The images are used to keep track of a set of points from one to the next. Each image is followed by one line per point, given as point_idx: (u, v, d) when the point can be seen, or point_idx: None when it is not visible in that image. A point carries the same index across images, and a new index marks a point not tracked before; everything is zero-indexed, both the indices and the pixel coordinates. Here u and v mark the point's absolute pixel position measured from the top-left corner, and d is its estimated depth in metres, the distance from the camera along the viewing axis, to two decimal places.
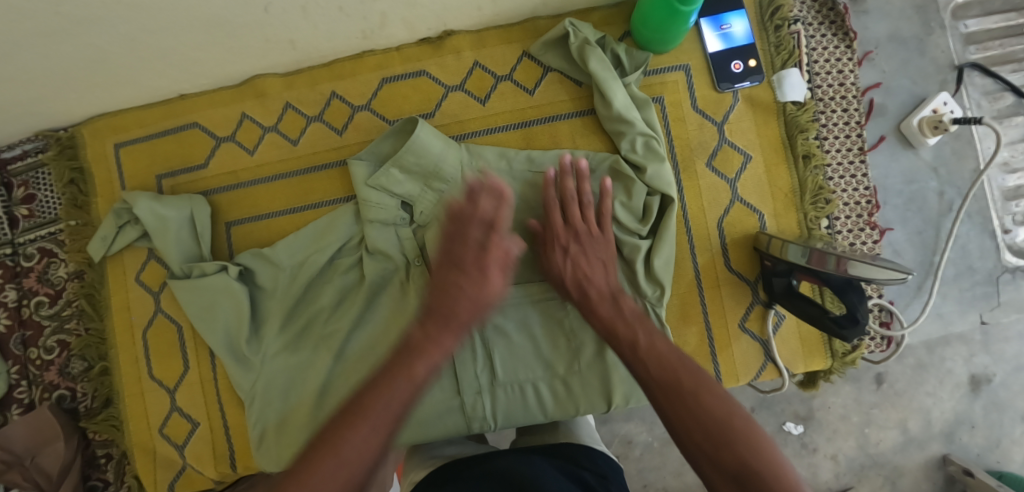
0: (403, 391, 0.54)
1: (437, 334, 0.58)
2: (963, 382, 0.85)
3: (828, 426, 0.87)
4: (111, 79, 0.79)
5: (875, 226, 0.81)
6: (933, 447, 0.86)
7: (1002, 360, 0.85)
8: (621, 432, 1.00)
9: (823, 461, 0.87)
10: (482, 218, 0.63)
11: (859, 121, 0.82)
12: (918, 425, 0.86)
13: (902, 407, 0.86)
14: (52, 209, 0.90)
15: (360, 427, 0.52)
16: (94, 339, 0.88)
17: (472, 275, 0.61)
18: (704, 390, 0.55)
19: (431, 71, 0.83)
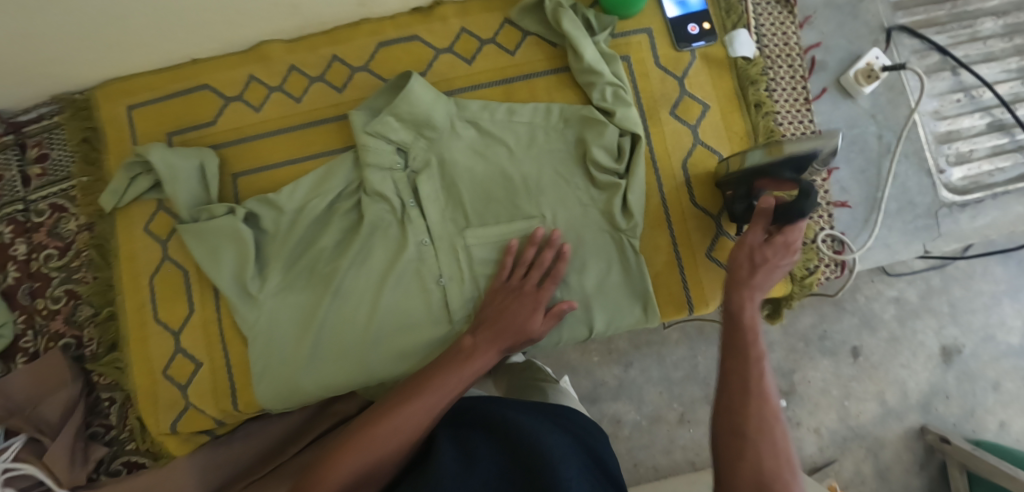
0: (452, 386, 0.71)
1: (483, 346, 0.76)
2: (936, 354, 1.11)
3: (808, 399, 1.10)
4: (129, 41, 0.87)
5: (822, 166, 0.91)
6: (911, 418, 1.10)
7: (970, 333, 1.11)
8: (609, 411, 1.09)
9: (808, 434, 1.10)
10: (540, 263, 0.82)
11: (803, 75, 0.93)
12: (896, 397, 1.10)
13: (879, 379, 1.11)
14: (64, 166, 0.96)
15: (404, 411, 0.68)
16: (101, 286, 0.93)
17: (526, 308, 0.79)
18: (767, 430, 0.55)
19: (422, 36, 0.93)
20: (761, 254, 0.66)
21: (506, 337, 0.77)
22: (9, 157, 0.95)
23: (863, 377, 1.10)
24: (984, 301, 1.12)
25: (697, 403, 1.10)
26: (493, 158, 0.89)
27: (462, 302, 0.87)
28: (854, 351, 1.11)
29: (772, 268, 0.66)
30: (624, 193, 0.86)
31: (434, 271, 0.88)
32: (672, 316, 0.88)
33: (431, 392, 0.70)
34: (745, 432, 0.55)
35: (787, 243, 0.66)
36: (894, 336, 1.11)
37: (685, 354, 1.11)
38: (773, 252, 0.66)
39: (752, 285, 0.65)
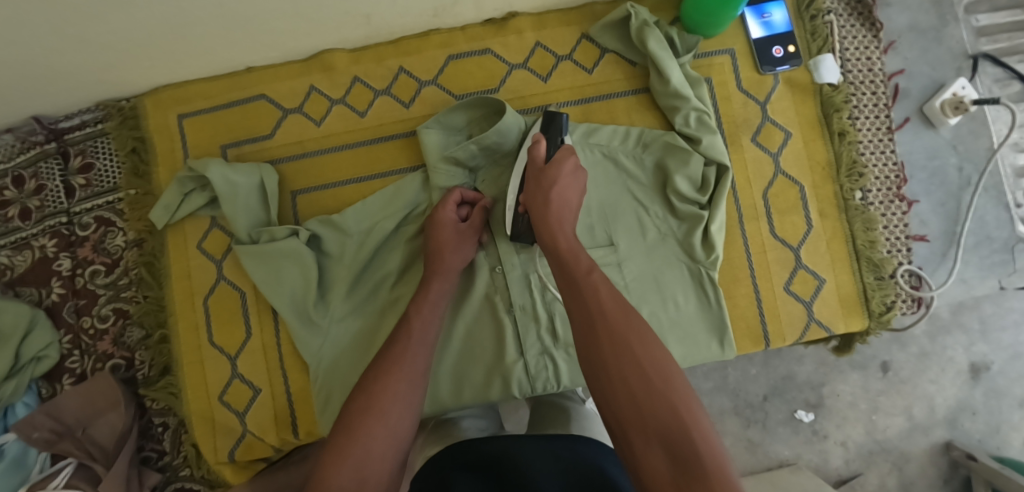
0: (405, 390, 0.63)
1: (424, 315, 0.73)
2: (963, 369, 0.98)
3: (836, 412, 1.00)
4: (190, 47, 0.81)
5: (903, 198, 0.89)
6: (936, 432, 0.98)
7: (999, 349, 0.97)
8: None
9: (834, 447, 0.99)
10: (447, 219, 0.79)
11: (887, 103, 0.90)
12: (922, 411, 0.99)
13: (906, 394, 0.99)
14: (110, 178, 0.91)
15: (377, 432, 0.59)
16: (153, 306, 0.88)
17: (453, 241, 0.79)
18: (624, 342, 0.54)
19: (495, 50, 0.88)
20: (547, 182, 0.70)
21: (423, 329, 0.71)
22: (51, 167, 0.91)
23: (892, 392, 0.99)
24: (1013, 318, 0.97)
25: (726, 414, 1.00)
26: None
27: (535, 333, 0.83)
28: (884, 365, 0.99)
29: (561, 187, 0.70)
30: (706, 224, 0.82)
31: (505, 300, 0.84)
32: (750, 350, 0.85)
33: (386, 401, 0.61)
34: (631, 384, 0.51)
35: (561, 161, 0.72)
36: (923, 351, 0.99)
37: (715, 364, 1.00)
38: (554, 170, 0.71)
39: (552, 205, 0.68)
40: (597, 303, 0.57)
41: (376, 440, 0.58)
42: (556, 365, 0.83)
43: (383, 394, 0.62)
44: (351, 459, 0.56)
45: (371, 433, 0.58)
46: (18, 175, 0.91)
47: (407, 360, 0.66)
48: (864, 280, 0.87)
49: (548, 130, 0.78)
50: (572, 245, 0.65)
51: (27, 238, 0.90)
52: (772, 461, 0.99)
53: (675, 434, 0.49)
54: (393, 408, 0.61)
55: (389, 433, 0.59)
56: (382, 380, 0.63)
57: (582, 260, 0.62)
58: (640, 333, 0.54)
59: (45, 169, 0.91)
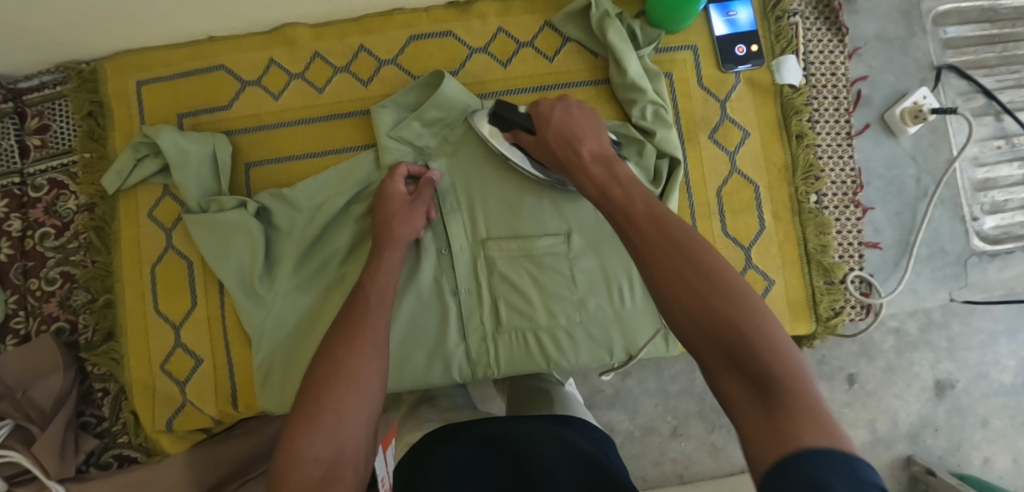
0: (369, 354, 0.62)
1: (379, 284, 0.72)
2: (929, 387, 0.96)
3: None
4: (144, 13, 0.81)
5: (858, 204, 0.89)
6: (899, 447, 0.96)
7: (965, 368, 0.96)
8: (603, 419, 1.06)
9: None
10: (398, 191, 0.79)
11: (848, 109, 0.89)
12: (886, 426, 0.96)
13: (871, 408, 0.96)
14: (66, 140, 0.91)
15: (343, 394, 0.58)
16: (99, 271, 0.88)
17: (406, 212, 0.78)
18: (697, 258, 0.45)
19: (458, 33, 0.88)
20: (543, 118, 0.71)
21: (379, 296, 0.70)
22: (6, 126, 0.90)
23: (857, 405, 0.96)
24: (981, 339, 0.97)
25: (691, 418, 1.08)
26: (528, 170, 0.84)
27: (479, 318, 0.83)
28: (850, 378, 0.96)
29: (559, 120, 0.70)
30: None
31: (451, 284, 0.83)
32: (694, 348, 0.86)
33: (345, 362, 0.61)
34: (706, 302, 0.43)
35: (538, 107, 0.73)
36: (890, 366, 0.97)
37: (684, 368, 1.08)
38: (578, 160, 0.62)
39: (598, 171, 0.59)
40: (673, 245, 0.46)
41: (349, 407, 0.57)
42: (498, 352, 0.82)
43: (350, 360, 0.61)
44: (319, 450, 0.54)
45: (343, 398, 0.57)
46: None
47: (369, 327, 0.65)
48: (814, 284, 0.86)
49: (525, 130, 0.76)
50: (616, 200, 0.54)
51: None
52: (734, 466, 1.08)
53: (759, 365, 0.40)
54: (364, 375, 0.60)
55: (362, 400, 0.59)
56: (348, 345, 0.63)
57: (651, 213, 0.50)
58: (702, 254, 0.46)
59: None
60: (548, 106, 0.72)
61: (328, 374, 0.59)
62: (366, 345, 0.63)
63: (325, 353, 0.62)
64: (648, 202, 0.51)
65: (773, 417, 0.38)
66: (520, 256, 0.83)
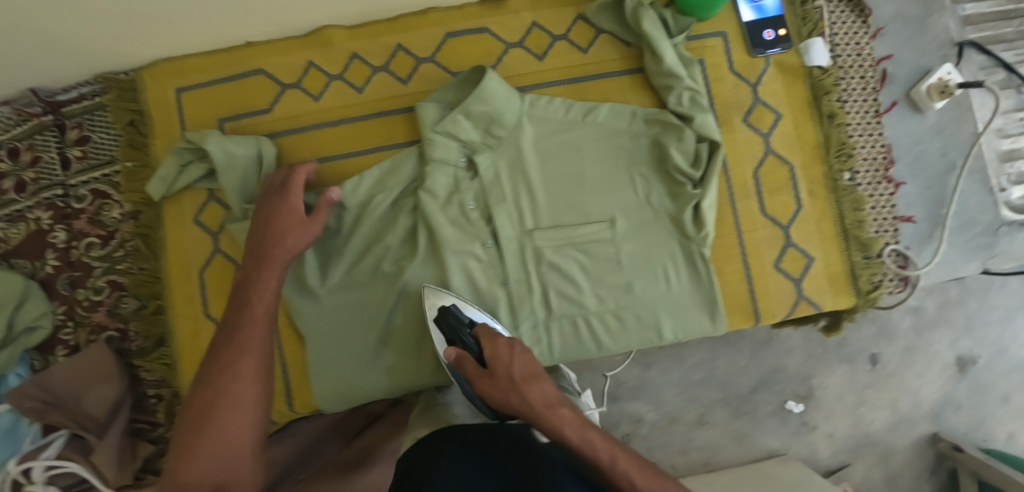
0: (250, 368, 0.66)
1: (264, 275, 0.72)
2: (950, 364, 1.08)
3: (824, 405, 1.09)
4: (186, 21, 0.81)
5: (890, 179, 0.91)
6: (922, 426, 1.09)
7: (983, 344, 1.08)
8: (630, 411, 1.07)
9: (821, 439, 1.09)
10: (289, 204, 0.76)
11: (875, 87, 0.92)
12: (909, 405, 1.09)
13: (894, 389, 1.09)
14: (107, 150, 0.92)
15: (231, 412, 0.64)
16: (148, 278, 0.88)
17: (278, 226, 0.75)
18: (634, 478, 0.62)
19: (492, 29, 0.90)
20: (507, 380, 0.69)
21: (264, 314, 0.70)
22: (48, 138, 0.92)
23: (879, 385, 1.09)
24: (998, 315, 1.08)
25: (716, 405, 1.09)
26: (571, 156, 0.86)
27: (530, 306, 0.84)
28: (872, 358, 1.09)
29: (521, 365, 0.71)
30: (697, 201, 0.84)
31: (499, 275, 0.85)
32: (739, 325, 0.87)
33: (222, 384, 0.64)
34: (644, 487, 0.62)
35: (495, 352, 0.72)
36: (910, 346, 1.09)
37: (705, 356, 1.09)
38: (500, 366, 0.71)
39: (537, 403, 0.67)
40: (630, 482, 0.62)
41: (236, 429, 0.63)
42: (551, 335, 0.84)
43: (233, 384, 0.65)
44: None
45: (222, 420, 0.63)
46: (13, 147, 0.92)
47: (247, 344, 0.67)
48: (852, 258, 0.88)
49: (452, 326, 0.77)
50: (529, 405, 0.67)
51: (22, 210, 0.91)
52: (761, 452, 1.08)
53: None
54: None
55: (247, 418, 0.64)
56: (230, 369, 0.65)
57: (598, 446, 0.64)
58: (643, 469, 0.63)
59: (42, 140, 0.92)
60: (499, 347, 0.72)
61: (208, 403, 0.63)
62: (251, 361, 0.67)
63: (208, 374, 0.65)
64: (552, 402, 0.67)
65: None
66: (565, 243, 0.85)
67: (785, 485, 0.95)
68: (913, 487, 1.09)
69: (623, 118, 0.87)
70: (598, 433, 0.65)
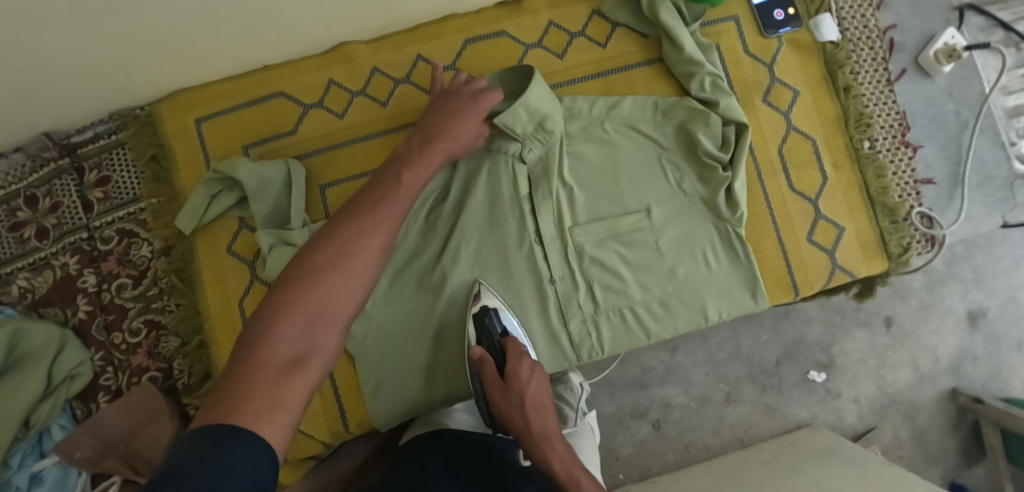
0: (363, 265, 0.54)
1: (393, 183, 0.62)
2: (962, 318, 1.11)
3: (847, 371, 1.11)
4: (209, 48, 0.81)
5: (908, 144, 0.94)
6: (942, 381, 1.11)
7: (992, 295, 1.10)
8: (659, 396, 1.08)
9: (848, 403, 1.11)
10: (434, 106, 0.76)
11: (884, 56, 0.94)
12: (928, 362, 1.11)
13: (911, 346, 1.11)
14: (130, 189, 0.90)
15: (324, 286, 0.52)
16: (187, 313, 0.87)
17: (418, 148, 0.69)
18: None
19: (511, 31, 0.90)
20: (517, 398, 0.72)
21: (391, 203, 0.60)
22: (66, 183, 0.90)
23: (897, 346, 1.11)
24: (1004, 265, 1.10)
25: (742, 382, 1.10)
26: (603, 149, 0.87)
27: (577, 302, 0.85)
28: (887, 320, 1.11)
29: (532, 392, 0.73)
30: (729, 183, 0.85)
31: (544, 273, 0.85)
32: (780, 299, 0.89)
33: (330, 257, 0.53)
34: None
35: (516, 369, 0.74)
36: (923, 303, 1.11)
37: (728, 335, 1.11)
38: (517, 382, 0.73)
39: (535, 427, 0.70)
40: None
41: (334, 296, 0.52)
42: (601, 329, 0.85)
43: (331, 266, 0.53)
44: (310, 311, 0.50)
45: (321, 286, 0.51)
46: (31, 194, 0.90)
47: (362, 224, 0.56)
48: (880, 224, 0.91)
49: (483, 336, 0.79)
50: (527, 428, 0.70)
51: (46, 257, 0.90)
52: (790, 423, 1.10)
53: None
54: (373, 229, 0.56)
55: (343, 292, 0.52)
56: (338, 246, 0.54)
57: (586, 484, 0.65)
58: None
59: (60, 185, 0.90)
60: (516, 362, 0.75)
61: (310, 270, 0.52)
62: (358, 243, 0.55)
63: (314, 249, 0.54)
64: (545, 431, 0.70)
65: None
66: (606, 236, 0.85)
67: (823, 452, 0.96)
68: (939, 443, 1.10)
69: (647, 110, 0.88)
70: (587, 474, 0.67)
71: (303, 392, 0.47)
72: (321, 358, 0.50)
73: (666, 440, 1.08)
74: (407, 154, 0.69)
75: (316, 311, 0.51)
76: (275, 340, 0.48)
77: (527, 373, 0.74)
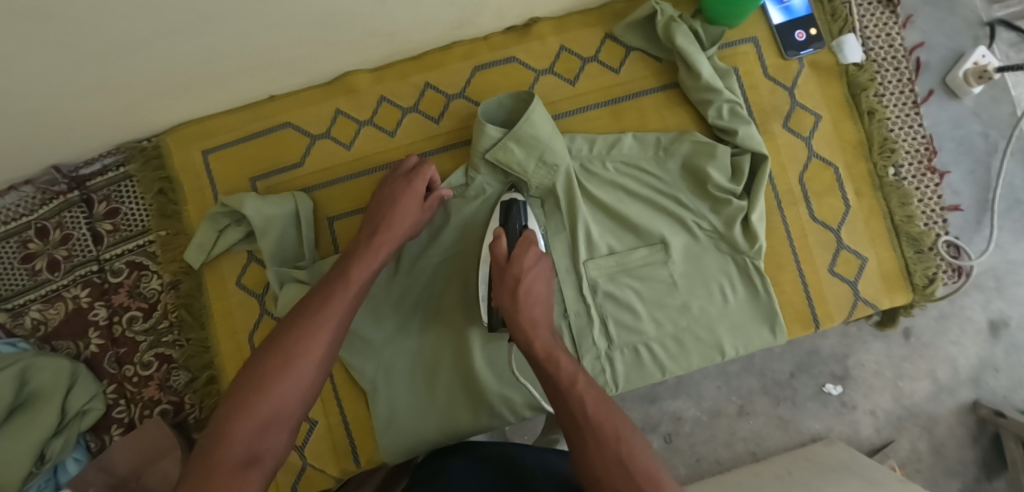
0: (310, 362, 0.61)
1: (343, 280, 0.69)
2: (983, 328, 1.07)
3: (863, 382, 1.08)
4: (212, 83, 0.79)
5: (934, 170, 0.90)
6: (962, 392, 1.07)
7: (1016, 305, 1.06)
8: (670, 409, 1.07)
9: (863, 416, 1.08)
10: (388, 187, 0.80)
11: (910, 77, 0.90)
12: (947, 374, 1.07)
13: (931, 358, 1.07)
14: (138, 221, 0.90)
15: (278, 388, 0.59)
16: (197, 348, 0.87)
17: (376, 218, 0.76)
18: (571, 399, 0.60)
19: (520, 57, 0.88)
20: (513, 279, 0.71)
21: (341, 294, 0.67)
22: (77, 215, 0.90)
23: (915, 357, 1.08)
24: None
25: (755, 395, 1.08)
26: (618, 181, 0.86)
27: (591, 339, 0.83)
28: (905, 331, 1.08)
29: (527, 282, 0.71)
30: (745, 213, 0.83)
31: (559, 308, 0.83)
32: (800, 333, 0.86)
33: (283, 361, 0.60)
34: (588, 412, 0.58)
35: (523, 252, 0.73)
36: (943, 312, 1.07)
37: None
38: (516, 266, 0.72)
39: (523, 308, 0.69)
40: (580, 402, 0.59)
41: (285, 397, 0.59)
42: (614, 366, 0.83)
43: (285, 370, 0.60)
44: (260, 417, 0.57)
45: (278, 388, 0.58)
46: (42, 226, 0.91)
47: (317, 326, 0.64)
48: (904, 254, 0.88)
49: (507, 219, 0.79)
50: (512, 308, 0.69)
51: (58, 289, 0.90)
52: (805, 436, 1.07)
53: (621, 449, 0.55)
54: (318, 333, 0.63)
55: (298, 390, 0.60)
56: (291, 349, 0.61)
57: (565, 367, 0.63)
58: (598, 396, 0.60)
59: (70, 218, 0.90)
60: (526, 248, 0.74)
61: (260, 373, 0.59)
62: (308, 346, 0.62)
63: (266, 352, 0.61)
64: (530, 319, 0.68)
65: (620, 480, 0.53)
66: (618, 271, 0.84)
67: (836, 465, 0.94)
68: (959, 456, 1.07)
69: (648, 147, 0.87)
70: (569, 357, 0.64)
71: (257, 485, 0.53)
72: (270, 458, 0.56)
73: (678, 453, 1.06)
74: (354, 248, 0.74)
75: (269, 416, 0.57)
76: (231, 443, 0.54)
77: (526, 254, 0.73)
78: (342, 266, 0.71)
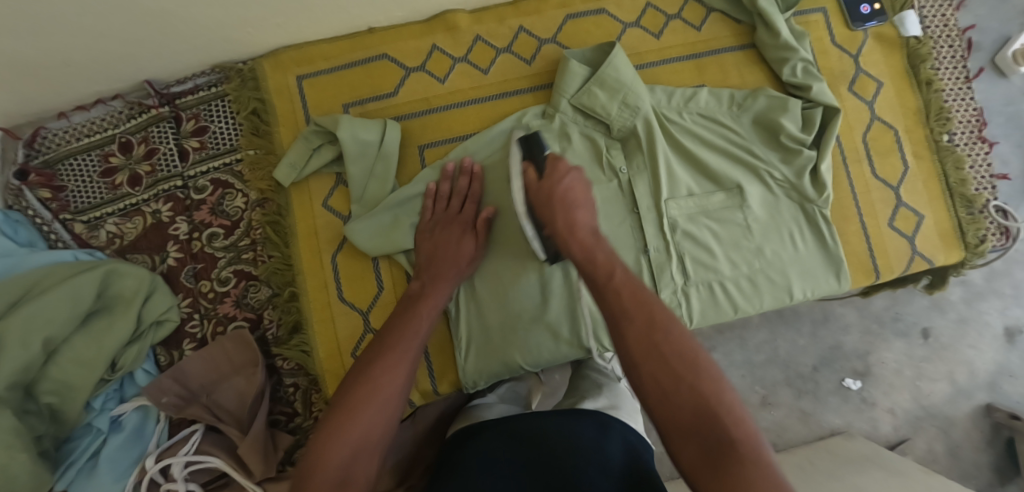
0: (392, 388, 0.61)
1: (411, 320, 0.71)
2: (999, 334, 1.10)
3: (883, 380, 1.10)
4: (327, 7, 0.82)
5: (984, 140, 0.97)
6: (979, 396, 1.09)
7: None
8: None
9: (882, 414, 1.09)
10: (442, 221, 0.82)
11: (963, 55, 0.98)
12: (964, 376, 1.10)
13: (948, 359, 1.10)
14: (228, 140, 0.91)
15: (366, 410, 0.58)
16: (280, 265, 0.88)
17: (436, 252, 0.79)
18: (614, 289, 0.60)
19: (610, 10, 0.93)
20: (553, 187, 0.71)
21: (415, 330, 0.69)
22: (164, 131, 0.91)
23: (934, 358, 1.10)
24: None
25: (778, 385, 1.09)
26: (695, 131, 0.89)
27: (669, 273, 0.86)
28: (924, 332, 1.10)
29: (567, 189, 0.72)
30: (816, 164, 0.88)
31: (640, 243, 0.86)
32: (862, 283, 0.91)
33: (369, 387, 0.60)
34: (629, 309, 0.58)
35: (556, 165, 0.74)
36: (961, 316, 1.11)
37: (766, 337, 1.09)
38: (550, 179, 0.72)
39: (566, 214, 0.69)
40: (619, 301, 0.59)
41: (372, 419, 0.58)
42: (690, 298, 0.86)
43: (369, 392, 0.60)
44: (352, 441, 0.56)
45: (364, 408, 0.59)
46: (126, 140, 0.91)
47: (393, 355, 0.64)
48: (959, 214, 0.93)
49: (532, 150, 0.78)
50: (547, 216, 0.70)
51: (138, 204, 0.91)
52: (825, 430, 1.09)
53: (662, 346, 0.55)
54: (398, 363, 0.63)
55: (384, 411, 0.60)
56: (370, 376, 0.61)
57: (601, 261, 0.64)
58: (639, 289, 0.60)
59: (157, 133, 0.91)
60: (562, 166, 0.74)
61: (341, 403, 0.59)
62: (388, 375, 0.62)
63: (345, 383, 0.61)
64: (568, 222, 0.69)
65: (676, 378, 0.54)
66: (697, 213, 0.87)
67: (857, 457, 0.95)
68: (974, 459, 1.08)
69: (722, 102, 0.91)
70: (606, 254, 0.65)
71: None
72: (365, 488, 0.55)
73: None
74: (417, 293, 0.76)
75: (360, 438, 0.57)
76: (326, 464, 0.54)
77: (558, 172, 0.73)
78: (410, 307, 0.73)
